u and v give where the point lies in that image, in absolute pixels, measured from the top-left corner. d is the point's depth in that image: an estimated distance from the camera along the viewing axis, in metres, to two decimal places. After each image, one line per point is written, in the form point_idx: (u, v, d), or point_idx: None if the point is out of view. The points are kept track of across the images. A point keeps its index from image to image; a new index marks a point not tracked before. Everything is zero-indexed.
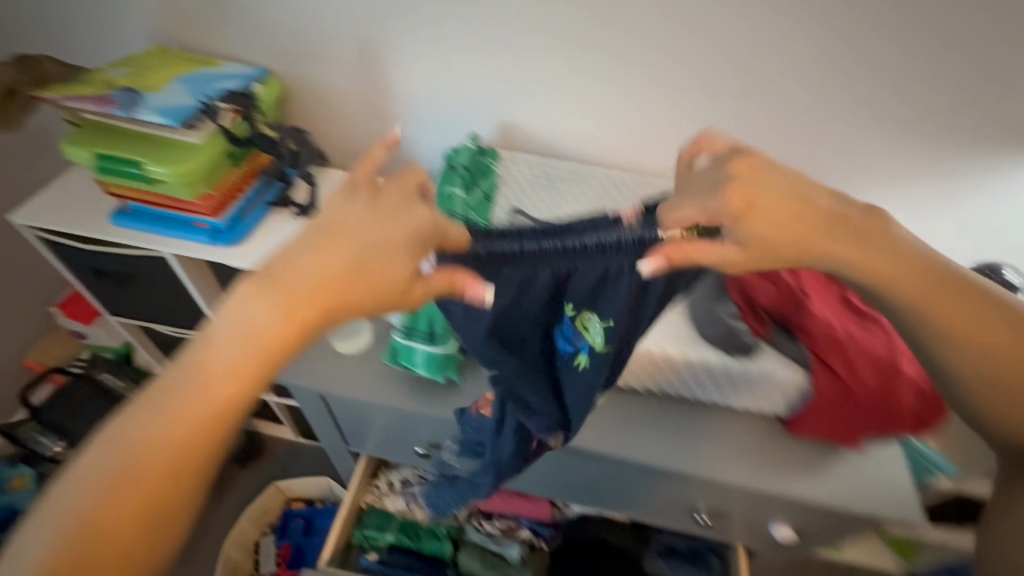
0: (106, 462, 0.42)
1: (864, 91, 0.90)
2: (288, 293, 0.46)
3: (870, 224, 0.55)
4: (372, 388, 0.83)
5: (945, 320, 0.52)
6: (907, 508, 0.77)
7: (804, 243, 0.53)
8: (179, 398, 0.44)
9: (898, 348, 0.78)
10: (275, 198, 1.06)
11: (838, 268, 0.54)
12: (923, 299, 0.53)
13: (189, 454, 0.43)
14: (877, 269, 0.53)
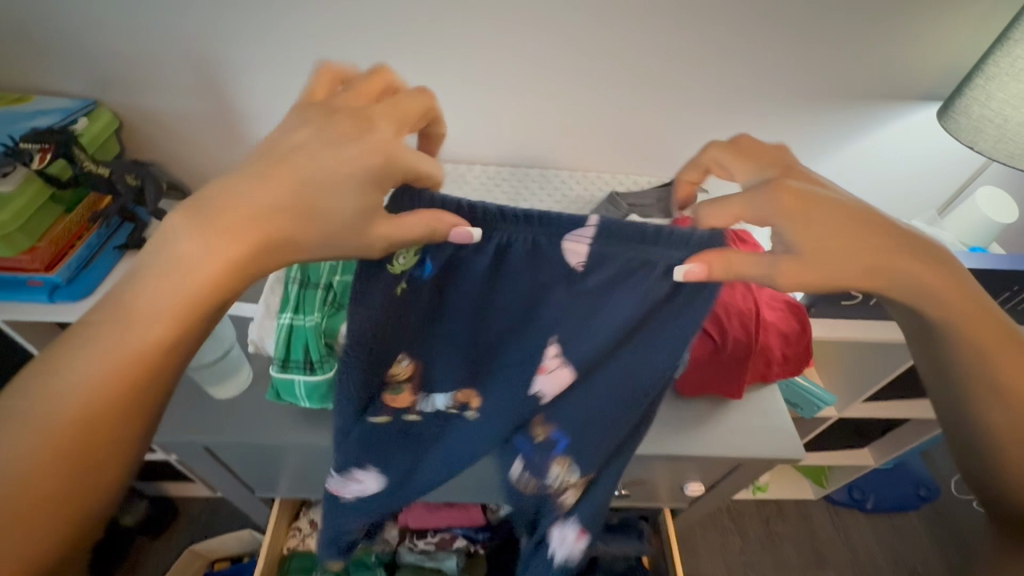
0: (31, 443, 0.35)
1: (699, 73, 0.97)
2: (229, 221, 0.44)
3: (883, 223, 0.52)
4: (257, 427, 0.78)
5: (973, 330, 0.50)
6: (790, 444, 0.84)
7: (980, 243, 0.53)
8: (112, 338, 0.38)
9: (756, 300, 0.82)
10: (125, 241, 0.96)
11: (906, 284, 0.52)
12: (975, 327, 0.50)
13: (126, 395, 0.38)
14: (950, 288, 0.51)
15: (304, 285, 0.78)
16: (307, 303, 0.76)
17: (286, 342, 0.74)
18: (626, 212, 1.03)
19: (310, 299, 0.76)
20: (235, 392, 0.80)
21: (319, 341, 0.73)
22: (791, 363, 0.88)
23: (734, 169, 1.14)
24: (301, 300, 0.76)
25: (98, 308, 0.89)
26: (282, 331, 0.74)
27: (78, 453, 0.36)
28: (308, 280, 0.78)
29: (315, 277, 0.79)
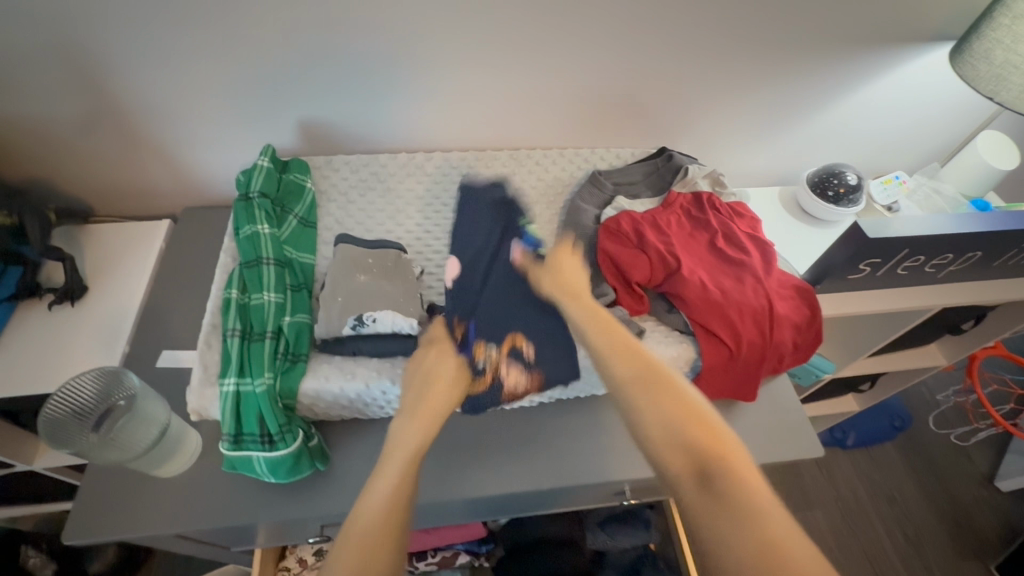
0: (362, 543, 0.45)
1: (682, 19, 0.82)
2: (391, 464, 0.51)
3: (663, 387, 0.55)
4: (216, 508, 0.65)
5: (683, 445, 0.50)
6: (807, 441, 0.79)
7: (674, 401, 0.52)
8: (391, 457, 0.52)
9: (768, 292, 0.75)
10: (14, 290, 0.79)
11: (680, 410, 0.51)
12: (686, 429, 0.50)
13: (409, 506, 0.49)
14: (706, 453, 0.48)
15: (249, 339, 0.66)
16: (255, 360, 0.64)
17: (236, 412, 0.62)
18: (613, 192, 0.92)
19: (258, 354, 0.65)
20: (186, 464, 0.67)
21: (278, 404, 0.62)
22: (801, 350, 0.82)
23: (723, 129, 1.01)
24: (249, 358, 0.65)
25: None
26: (229, 399, 0.62)
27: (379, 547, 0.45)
28: (254, 332, 0.67)
29: (261, 326, 0.67)
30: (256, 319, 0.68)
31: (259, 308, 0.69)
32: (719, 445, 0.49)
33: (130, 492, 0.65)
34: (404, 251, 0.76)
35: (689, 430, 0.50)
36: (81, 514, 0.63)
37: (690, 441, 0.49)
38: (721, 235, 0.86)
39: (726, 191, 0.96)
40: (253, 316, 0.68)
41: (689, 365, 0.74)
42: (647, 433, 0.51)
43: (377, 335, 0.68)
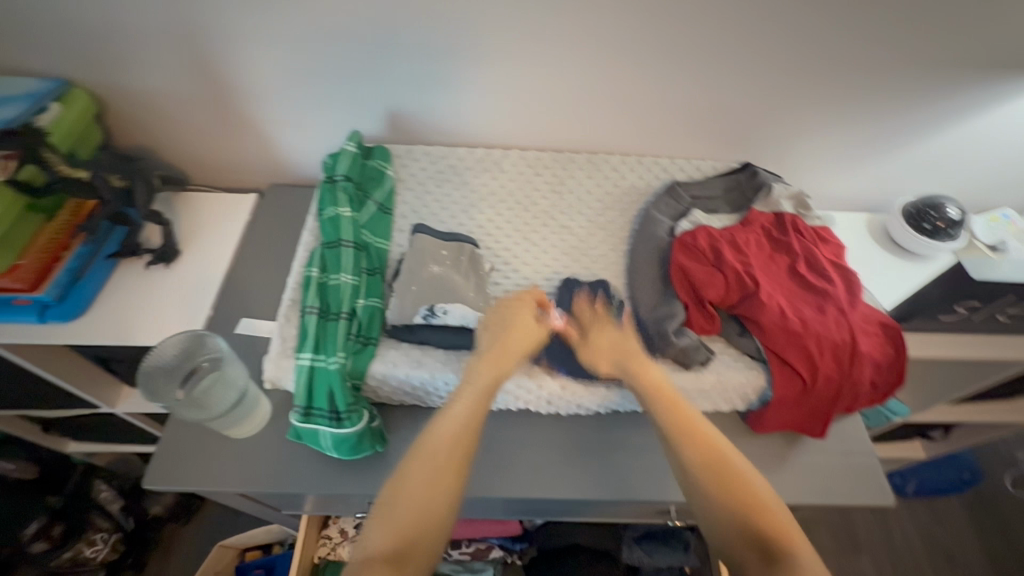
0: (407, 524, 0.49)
1: (787, 31, 0.78)
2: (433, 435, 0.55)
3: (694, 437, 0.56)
4: (280, 475, 0.68)
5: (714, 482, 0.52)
6: (878, 489, 0.74)
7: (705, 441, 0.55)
8: (430, 440, 0.54)
9: (851, 326, 0.71)
10: (118, 248, 0.85)
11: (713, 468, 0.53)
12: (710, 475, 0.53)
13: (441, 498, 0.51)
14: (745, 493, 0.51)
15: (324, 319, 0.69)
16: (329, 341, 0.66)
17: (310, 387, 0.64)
18: (690, 205, 0.89)
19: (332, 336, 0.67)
20: (255, 429, 0.71)
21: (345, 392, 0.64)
22: (879, 392, 0.77)
23: (813, 148, 0.96)
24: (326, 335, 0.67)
25: (92, 331, 0.79)
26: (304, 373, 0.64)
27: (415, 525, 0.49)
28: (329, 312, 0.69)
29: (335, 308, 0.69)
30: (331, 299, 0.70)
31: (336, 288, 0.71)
32: (756, 505, 0.50)
33: (206, 447, 0.69)
34: (476, 246, 0.77)
35: (729, 491, 0.52)
36: (162, 462, 0.68)
37: (731, 501, 0.51)
38: (802, 260, 0.82)
39: (811, 214, 0.91)
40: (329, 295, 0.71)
41: (756, 392, 0.71)
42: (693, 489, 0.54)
43: (446, 327, 0.69)
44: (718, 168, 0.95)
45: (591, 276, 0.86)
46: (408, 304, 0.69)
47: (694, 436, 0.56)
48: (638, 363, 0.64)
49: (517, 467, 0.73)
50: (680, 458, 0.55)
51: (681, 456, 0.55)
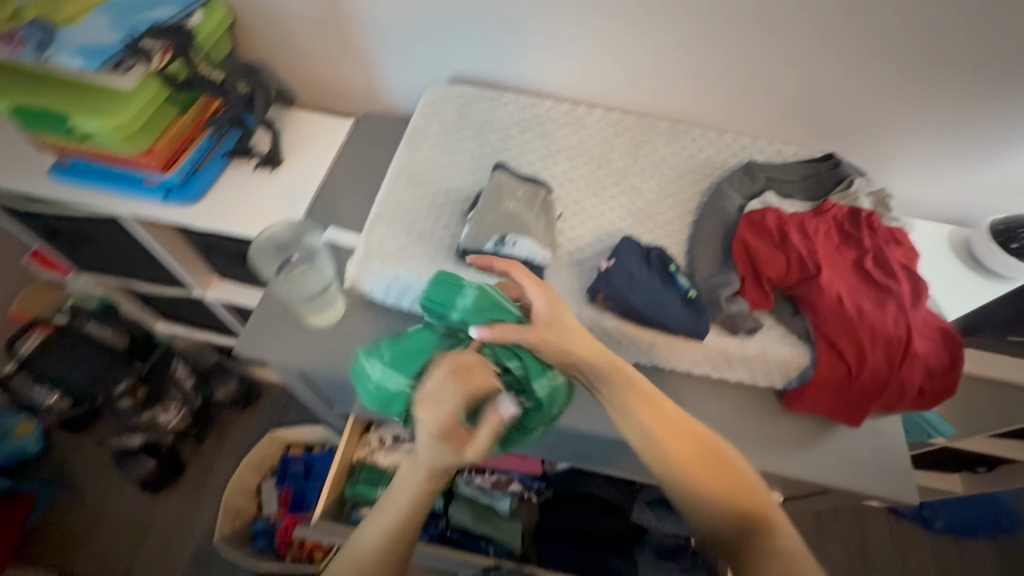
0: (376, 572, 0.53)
1: (901, 19, 0.76)
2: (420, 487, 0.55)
3: (694, 443, 0.57)
4: (349, 363, 0.77)
5: (728, 495, 0.54)
6: (906, 488, 0.75)
7: (706, 454, 0.56)
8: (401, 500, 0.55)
9: (910, 325, 0.71)
10: (232, 147, 0.96)
11: (728, 487, 0.55)
12: (723, 487, 0.55)
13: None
14: (752, 499, 0.54)
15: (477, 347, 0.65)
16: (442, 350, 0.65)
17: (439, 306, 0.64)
18: (764, 186, 0.90)
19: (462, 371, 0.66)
20: (326, 324, 0.79)
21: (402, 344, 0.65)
22: (926, 397, 0.76)
23: (904, 149, 0.94)
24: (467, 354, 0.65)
25: (203, 215, 0.90)
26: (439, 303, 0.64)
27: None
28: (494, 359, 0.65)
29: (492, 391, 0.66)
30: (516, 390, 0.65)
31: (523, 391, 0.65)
32: (765, 511, 0.54)
33: (289, 329, 0.79)
34: (550, 191, 0.82)
35: (742, 500, 0.54)
36: (252, 334, 0.78)
37: (746, 512, 0.53)
38: (870, 256, 0.82)
39: (889, 213, 0.89)
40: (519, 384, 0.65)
41: (798, 371, 0.73)
42: (697, 510, 0.55)
43: (511, 258, 0.74)
44: (799, 154, 0.95)
45: (653, 239, 0.88)
46: (482, 234, 0.74)
47: (701, 451, 0.57)
48: (648, 400, 0.60)
49: None
50: (682, 480, 0.56)
51: (691, 475, 0.55)
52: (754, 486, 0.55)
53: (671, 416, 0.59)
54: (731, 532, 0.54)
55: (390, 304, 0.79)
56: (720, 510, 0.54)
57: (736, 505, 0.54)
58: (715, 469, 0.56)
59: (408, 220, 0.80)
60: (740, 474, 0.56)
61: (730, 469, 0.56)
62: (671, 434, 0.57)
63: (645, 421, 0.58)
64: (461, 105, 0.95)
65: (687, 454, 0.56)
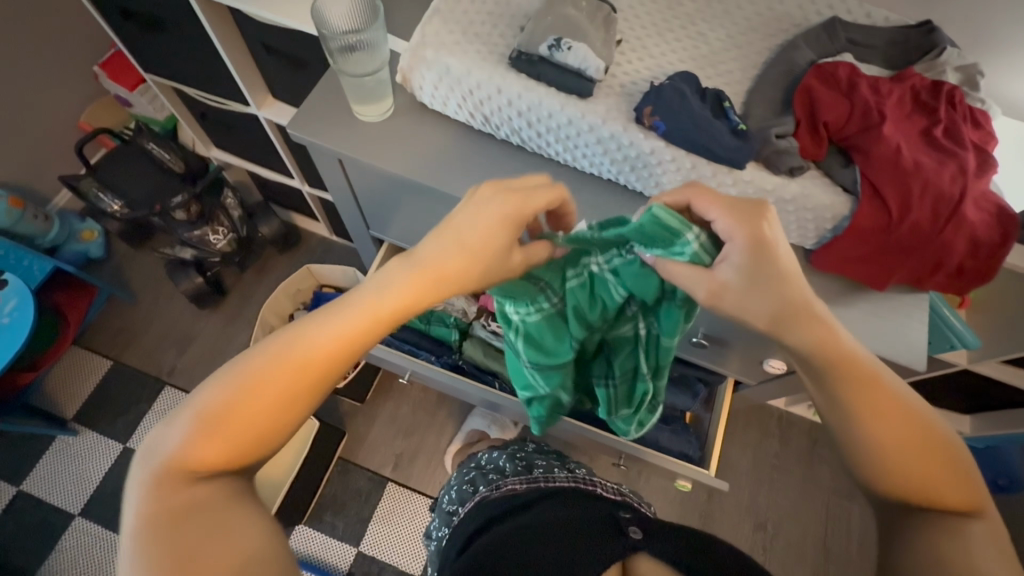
0: (247, 384, 0.45)
1: None
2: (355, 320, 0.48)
3: (914, 421, 0.48)
4: (393, 156, 0.80)
5: (924, 479, 0.46)
6: (915, 357, 0.76)
7: (922, 438, 0.47)
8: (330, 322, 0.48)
9: (966, 186, 0.68)
10: None
11: (929, 474, 0.46)
12: (919, 472, 0.46)
13: (315, 394, 0.46)
14: (949, 492, 0.45)
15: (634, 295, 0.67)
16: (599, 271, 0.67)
17: (650, 242, 0.56)
18: (844, 47, 0.84)
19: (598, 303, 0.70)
20: (376, 118, 0.81)
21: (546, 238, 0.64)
22: (965, 276, 0.74)
23: (1009, 29, 0.86)
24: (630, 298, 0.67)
25: (267, 4, 0.91)
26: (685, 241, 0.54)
27: (260, 421, 0.44)
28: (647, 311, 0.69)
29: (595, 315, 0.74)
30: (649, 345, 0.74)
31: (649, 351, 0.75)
32: (974, 505, 0.45)
33: (339, 115, 0.82)
34: (614, 11, 0.78)
35: (940, 487, 0.45)
36: (304, 114, 0.82)
37: (935, 500, 0.45)
38: (942, 126, 0.77)
39: (975, 94, 0.83)
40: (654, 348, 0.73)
41: (834, 221, 0.72)
42: (874, 479, 0.48)
43: (564, 66, 0.73)
44: (892, 21, 0.87)
45: (712, 86, 0.85)
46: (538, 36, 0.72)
47: (922, 439, 0.47)
48: (840, 360, 0.50)
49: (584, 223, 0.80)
50: (862, 442, 0.48)
51: (877, 443, 0.47)
52: (939, 478, 0.46)
53: (876, 382, 0.49)
54: (905, 510, 0.46)
55: (437, 104, 0.80)
56: (901, 487, 0.46)
57: (931, 485, 0.46)
58: (924, 465, 0.46)
59: (465, 20, 0.79)
60: (961, 463, 0.46)
61: (948, 457, 0.47)
62: (875, 395, 0.48)
63: (837, 382, 0.49)
64: None
65: (893, 426, 0.47)
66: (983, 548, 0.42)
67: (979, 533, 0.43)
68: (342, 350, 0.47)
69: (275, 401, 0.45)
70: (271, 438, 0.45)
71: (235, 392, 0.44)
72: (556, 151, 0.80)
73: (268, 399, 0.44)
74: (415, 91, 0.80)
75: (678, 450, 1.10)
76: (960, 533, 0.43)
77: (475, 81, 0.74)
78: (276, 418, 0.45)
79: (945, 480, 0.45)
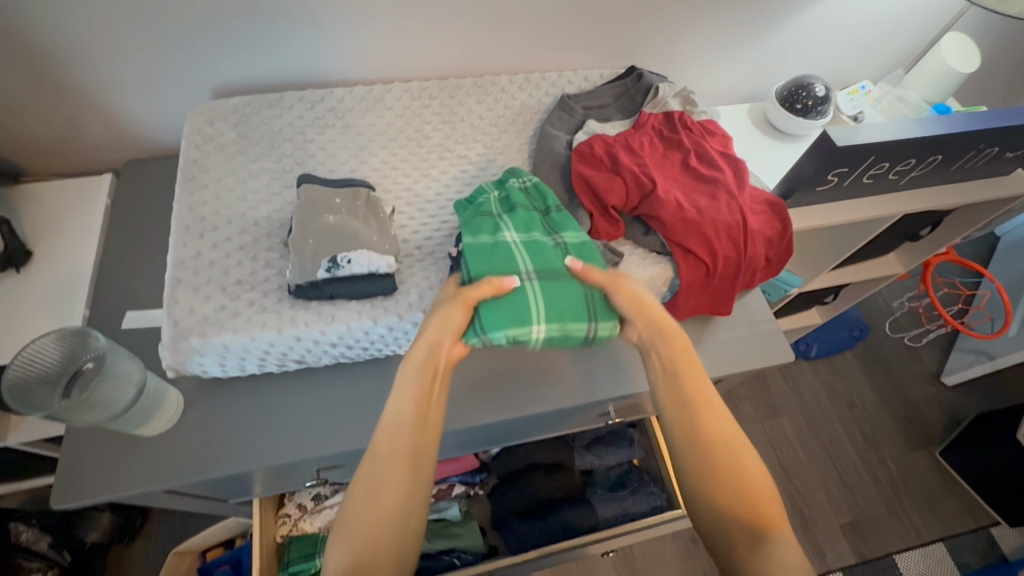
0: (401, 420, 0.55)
1: None
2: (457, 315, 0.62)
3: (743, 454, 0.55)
4: (213, 455, 0.66)
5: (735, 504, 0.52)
6: (781, 347, 0.83)
7: (738, 475, 0.53)
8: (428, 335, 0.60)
9: (741, 208, 0.76)
10: None
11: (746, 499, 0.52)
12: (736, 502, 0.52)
13: (405, 472, 0.53)
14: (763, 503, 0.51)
15: None
16: None
17: None
18: (584, 116, 0.89)
19: None
20: (162, 428, 0.67)
21: None
22: (773, 264, 0.83)
23: (687, 44, 0.99)
24: (605, 310, 0.68)
25: None
26: None
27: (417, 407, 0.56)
28: (546, 226, 0.72)
29: None
30: (511, 220, 0.70)
31: (541, 293, 0.64)
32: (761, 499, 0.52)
33: (122, 450, 0.66)
34: (371, 189, 0.73)
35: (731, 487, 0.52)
36: (69, 478, 0.63)
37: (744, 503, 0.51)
38: (694, 155, 0.84)
39: (697, 110, 0.93)
40: (544, 264, 0.67)
41: (665, 283, 0.77)
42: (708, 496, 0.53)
43: (352, 277, 0.66)
44: (603, 75, 0.96)
45: None
46: (328, 263, 0.64)
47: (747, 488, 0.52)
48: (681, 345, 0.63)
49: (455, 401, 0.73)
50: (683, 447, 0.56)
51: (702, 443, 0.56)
52: (766, 498, 0.52)
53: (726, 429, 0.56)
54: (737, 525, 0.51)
55: (236, 371, 0.68)
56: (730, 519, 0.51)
57: (737, 499, 0.52)
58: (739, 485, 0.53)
59: (217, 275, 0.67)
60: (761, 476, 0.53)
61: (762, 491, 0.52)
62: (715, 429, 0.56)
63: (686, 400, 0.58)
64: (238, 121, 0.81)
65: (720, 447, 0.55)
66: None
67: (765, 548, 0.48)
68: (416, 408, 0.56)
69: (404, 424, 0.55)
70: (414, 512, 0.52)
71: (337, 525, 0.51)
72: (390, 347, 0.72)
73: (386, 513, 0.51)
74: (198, 372, 0.66)
75: (648, 507, 1.08)
76: (783, 565, 0.47)
77: (266, 342, 0.64)
78: (391, 515, 0.51)
79: (757, 459, 0.55)
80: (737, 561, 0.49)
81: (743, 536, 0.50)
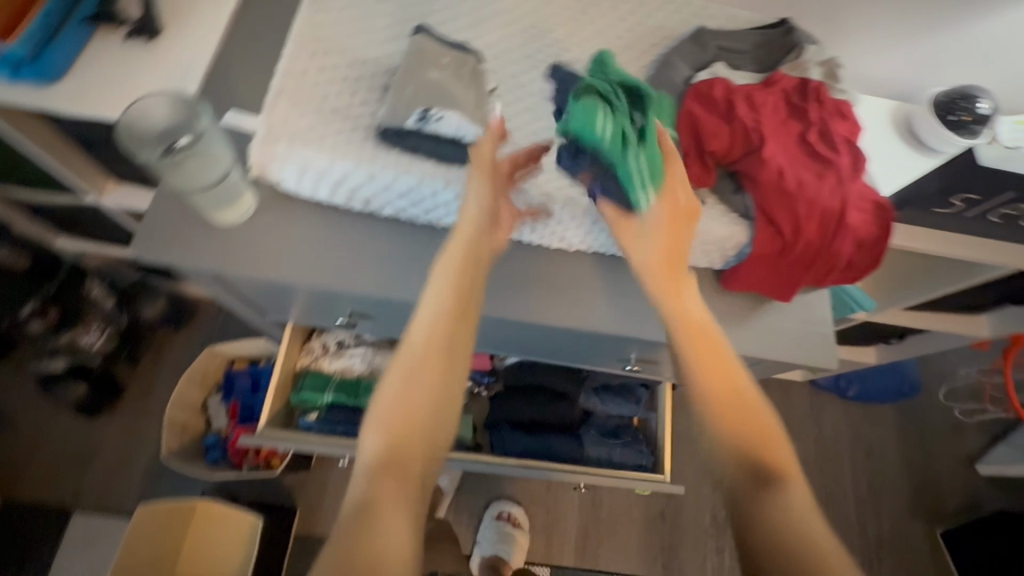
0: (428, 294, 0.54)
1: None
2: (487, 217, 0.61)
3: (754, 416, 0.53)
4: (268, 257, 0.72)
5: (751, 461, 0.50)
6: (826, 353, 0.79)
7: (762, 442, 0.51)
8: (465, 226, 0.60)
9: (846, 198, 0.70)
10: (95, 11, 0.80)
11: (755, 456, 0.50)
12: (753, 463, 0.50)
13: (447, 344, 0.52)
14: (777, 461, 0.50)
15: None
16: None
17: None
18: (715, 57, 0.83)
19: None
20: (235, 221, 0.72)
21: None
22: (853, 270, 0.78)
23: (855, 12, 0.89)
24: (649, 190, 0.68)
25: (70, 94, 0.77)
26: None
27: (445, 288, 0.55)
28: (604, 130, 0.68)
29: None
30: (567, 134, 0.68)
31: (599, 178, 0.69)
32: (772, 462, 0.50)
33: (197, 225, 0.72)
34: (479, 60, 0.72)
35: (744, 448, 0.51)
36: (150, 232, 0.71)
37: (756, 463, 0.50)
38: (817, 130, 0.78)
39: (838, 86, 0.85)
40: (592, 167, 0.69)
41: (734, 248, 0.74)
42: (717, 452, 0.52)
43: (438, 135, 0.68)
44: (751, 21, 0.88)
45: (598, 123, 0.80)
46: (420, 113, 0.66)
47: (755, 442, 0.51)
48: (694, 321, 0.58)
49: (492, 288, 0.75)
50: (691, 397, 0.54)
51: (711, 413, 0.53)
52: (777, 444, 0.51)
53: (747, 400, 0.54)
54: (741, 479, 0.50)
55: (306, 192, 0.72)
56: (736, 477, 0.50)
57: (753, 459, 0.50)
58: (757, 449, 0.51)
59: (316, 97, 0.70)
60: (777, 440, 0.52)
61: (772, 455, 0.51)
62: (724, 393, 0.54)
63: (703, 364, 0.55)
64: None
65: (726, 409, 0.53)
66: (792, 514, 0.47)
67: (771, 508, 0.47)
68: (455, 289, 0.55)
69: (440, 297, 0.54)
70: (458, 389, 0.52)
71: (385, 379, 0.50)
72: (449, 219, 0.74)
73: (427, 384, 0.49)
74: (276, 180, 0.70)
75: (633, 463, 1.11)
76: (790, 510, 0.47)
77: (341, 171, 0.67)
78: (438, 395, 0.50)
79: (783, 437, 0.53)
80: (741, 501, 0.49)
81: (744, 487, 0.49)
